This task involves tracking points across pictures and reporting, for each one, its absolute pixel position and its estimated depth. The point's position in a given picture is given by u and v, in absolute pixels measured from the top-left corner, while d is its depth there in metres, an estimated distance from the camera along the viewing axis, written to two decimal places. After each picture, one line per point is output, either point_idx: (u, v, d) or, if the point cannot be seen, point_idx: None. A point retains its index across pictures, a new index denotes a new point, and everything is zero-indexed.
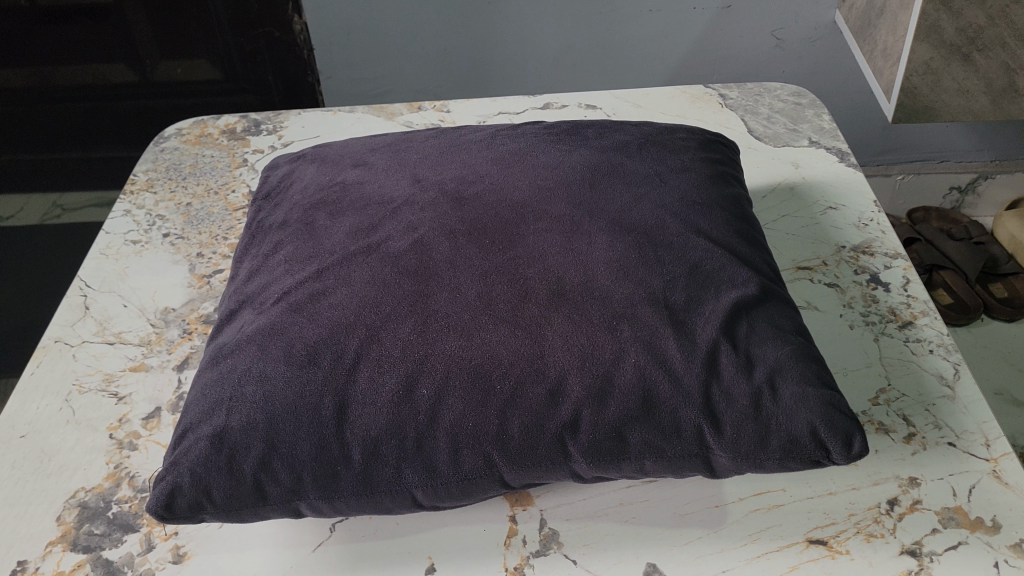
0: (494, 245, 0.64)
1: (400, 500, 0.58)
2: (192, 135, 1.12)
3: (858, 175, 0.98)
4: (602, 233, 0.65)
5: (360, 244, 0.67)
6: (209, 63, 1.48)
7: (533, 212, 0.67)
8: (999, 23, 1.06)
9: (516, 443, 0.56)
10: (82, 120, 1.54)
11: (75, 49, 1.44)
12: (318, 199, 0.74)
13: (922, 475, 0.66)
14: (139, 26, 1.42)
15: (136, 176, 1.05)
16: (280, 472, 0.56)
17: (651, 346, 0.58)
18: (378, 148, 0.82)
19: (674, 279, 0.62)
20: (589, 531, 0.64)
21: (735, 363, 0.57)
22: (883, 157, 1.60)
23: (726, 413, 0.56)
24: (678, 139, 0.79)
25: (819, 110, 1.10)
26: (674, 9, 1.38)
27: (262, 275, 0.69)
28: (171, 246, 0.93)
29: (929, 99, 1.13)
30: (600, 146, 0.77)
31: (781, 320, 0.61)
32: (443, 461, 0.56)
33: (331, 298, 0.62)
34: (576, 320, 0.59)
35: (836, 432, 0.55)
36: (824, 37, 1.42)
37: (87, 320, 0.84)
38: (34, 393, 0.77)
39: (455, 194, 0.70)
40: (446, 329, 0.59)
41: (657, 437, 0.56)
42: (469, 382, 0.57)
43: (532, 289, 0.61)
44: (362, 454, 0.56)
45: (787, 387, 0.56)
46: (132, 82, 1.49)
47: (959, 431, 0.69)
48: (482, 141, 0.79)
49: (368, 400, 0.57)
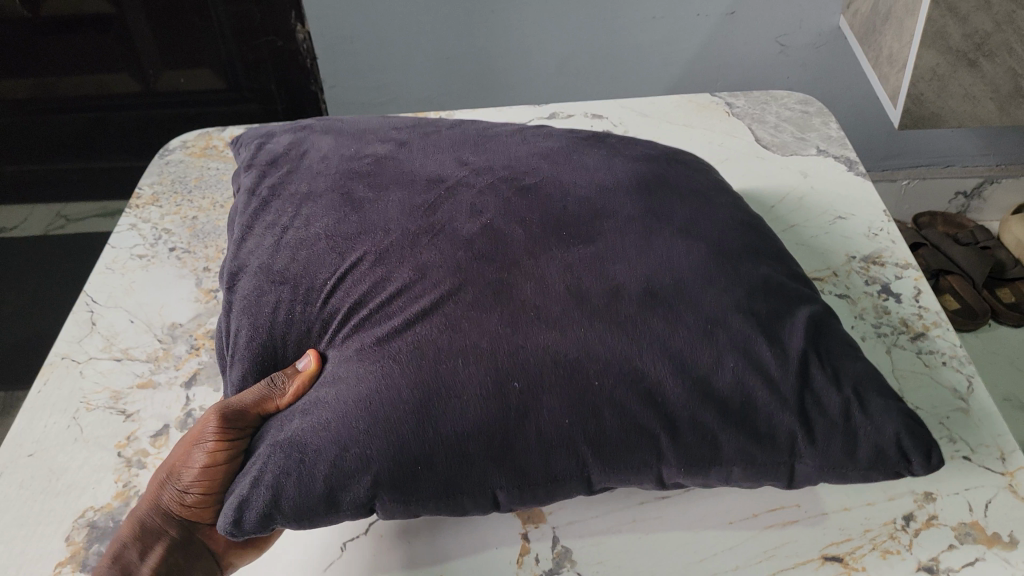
0: (574, 237, 0.63)
1: (480, 501, 0.58)
2: (197, 148, 1.11)
3: (865, 185, 0.99)
4: (678, 239, 0.64)
5: (422, 224, 0.66)
6: (212, 73, 1.55)
7: (605, 208, 0.66)
8: (1006, 29, 1.07)
9: (611, 445, 0.57)
10: (86, 127, 1.65)
11: (79, 60, 1.53)
12: (352, 170, 0.72)
13: (937, 491, 0.68)
14: (144, 37, 1.50)
15: (142, 190, 1.04)
16: (353, 475, 0.55)
17: (746, 351, 0.58)
18: (402, 128, 0.81)
19: (755, 291, 0.61)
20: (602, 549, 0.66)
21: (824, 375, 0.58)
22: (888, 162, 1.59)
23: (818, 422, 0.57)
24: (694, 160, 0.81)
25: (827, 118, 1.11)
26: (678, 16, 1.38)
27: (304, 253, 0.66)
28: (178, 261, 0.93)
29: (935, 105, 1.13)
30: (636, 156, 0.75)
31: (844, 336, 0.63)
32: (534, 461, 0.57)
33: (410, 292, 0.61)
34: (673, 320, 0.59)
35: (918, 444, 0.57)
36: (828, 43, 1.42)
37: (95, 337, 0.84)
38: (42, 411, 0.77)
39: (515, 182, 0.69)
40: (537, 321, 0.59)
41: (752, 443, 0.57)
42: (566, 379, 0.57)
43: (623, 287, 0.60)
44: (449, 452, 0.56)
45: (873, 400, 0.58)
46: (135, 92, 1.59)
47: (974, 445, 0.70)
48: (520, 138, 0.77)
49: (460, 395, 0.56)
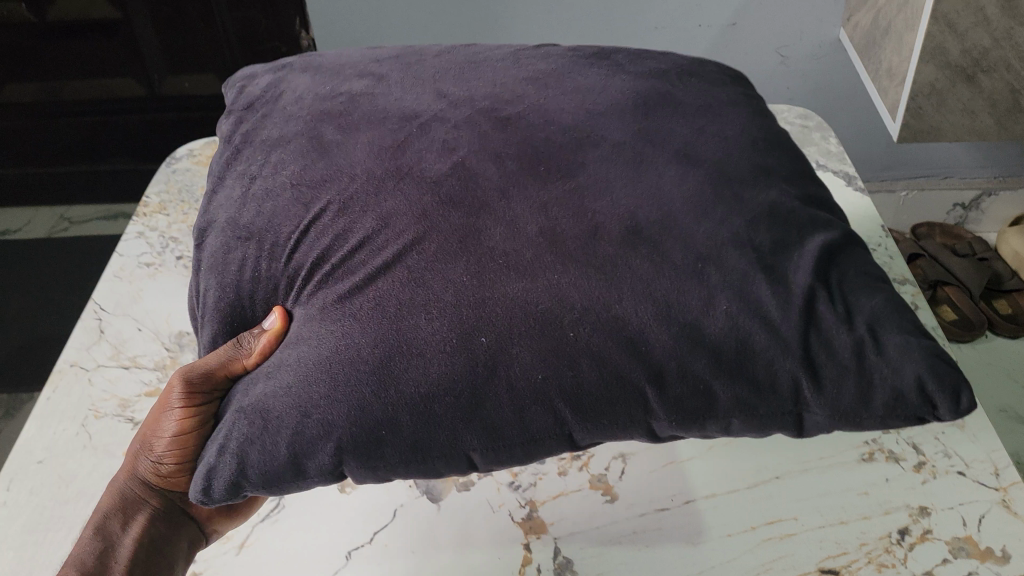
0: (555, 173, 0.63)
1: (455, 463, 0.57)
2: (204, 157, 1.15)
3: (865, 199, 1.01)
4: (673, 167, 0.63)
5: (389, 166, 0.65)
6: (217, 78, 1.56)
7: (591, 137, 0.65)
8: (1004, 45, 1.05)
9: (590, 397, 0.56)
10: (87, 132, 1.69)
11: (85, 67, 1.56)
12: (323, 110, 0.72)
13: (932, 505, 0.71)
14: (149, 44, 1.51)
15: (149, 198, 1.08)
16: (314, 442, 0.56)
17: (740, 291, 0.56)
18: (384, 59, 0.79)
19: (756, 220, 0.59)
20: (601, 560, 0.69)
21: (834, 314, 0.55)
22: (887, 173, 1.60)
23: (827, 366, 0.54)
24: (711, 71, 0.78)
25: (825, 132, 1.12)
26: (679, 28, 1.39)
27: (270, 204, 0.66)
28: (185, 269, 0.97)
29: (935, 120, 1.13)
30: (639, 72, 0.74)
31: (870, 267, 0.59)
32: (507, 418, 0.56)
33: (371, 245, 0.61)
34: (657, 262, 0.57)
35: (943, 386, 0.52)
36: (828, 55, 1.41)
37: (103, 345, 0.88)
38: (51, 418, 0.80)
39: (493, 113, 0.68)
40: (506, 269, 0.58)
41: (750, 394, 0.55)
42: (536, 330, 0.56)
43: (604, 227, 0.59)
44: (413, 412, 0.56)
45: (890, 337, 0.54)
46: (141, 95, 1.61)
47: (968, 460, 0.74)
48: (510, 58, 0.77)
49: (419, 354, 0.56)
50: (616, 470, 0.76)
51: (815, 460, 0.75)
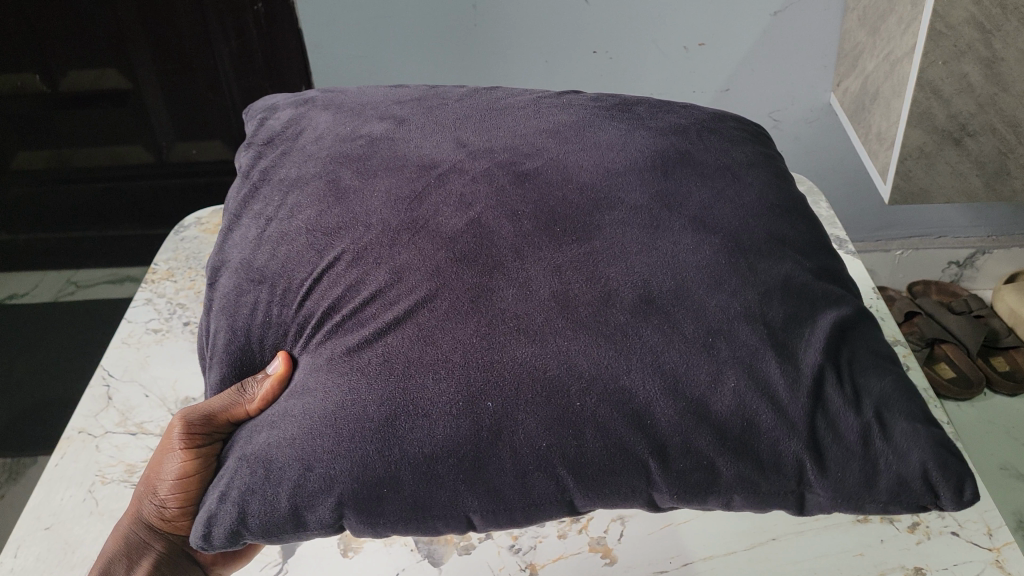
0: (567, 236, 0.63)
1: (455, 523, 0.59)
2: (211, 225, 1.18)
3: (856, 262, 1.03)
4: (687, 233, 0.64)
5: (405, 217, 0.66)
6: (222, 145, 1.60)
7: (608, 199, 0.66)
8: (989, 111, 1.07)
9: (592, 469, 0.57)
10: (95, 198, 1.74)
11: (97, 134, 1.62)
12: (342, 153, 0.74)
13: (927, 565, 0.71)
14: (158, 113, 1.57)
15: (157, 265, 1.11)
16: (315, 496, 0.57)
17: (748, 367, 0.57)
18: (405, 101, 0.81)
19: (770, 293, 0.61)
20: None
21: (842, 397, 0.57)
22: (882, 233, 1.63)
23: (831, 450, 0.56)
24: (730, 127, 0.79)
25: (817, 198, 1.15)
26: (674, 93, 1.43)
27: (285, 248, 0.69)
28: (192, 336, 0.99)
29: (924, 181, 1.14)
30: (658, 128, 0.75)
31: (878, 347, 0.61)
32: (509, 486, 0.57)
33: (384, 298, 0.62)
34: (668, 333, 0.58)
35: (950, 480, 0.55)
36: (819, 119, 1.45)
37: (110, 411, 0.89)
38: (59, 484, 0.82)
39: (512, 166, 0.69)
40: (513, 333, 0.59)
41: (753, 471, 0.56)
42: (542, 397, 0.57)
43: (617, 293, 0.60)
44: (416, 471, 0.57)
45: (897, 424, 0.56)
46: (149, 162, 1.67)
47: (962, 520, 0.75)
48: (529, 107, 0.78)
49: (426, 418, 0.57)
50: (615, 532, 0.77)
51: (812, 523, 0.76)
